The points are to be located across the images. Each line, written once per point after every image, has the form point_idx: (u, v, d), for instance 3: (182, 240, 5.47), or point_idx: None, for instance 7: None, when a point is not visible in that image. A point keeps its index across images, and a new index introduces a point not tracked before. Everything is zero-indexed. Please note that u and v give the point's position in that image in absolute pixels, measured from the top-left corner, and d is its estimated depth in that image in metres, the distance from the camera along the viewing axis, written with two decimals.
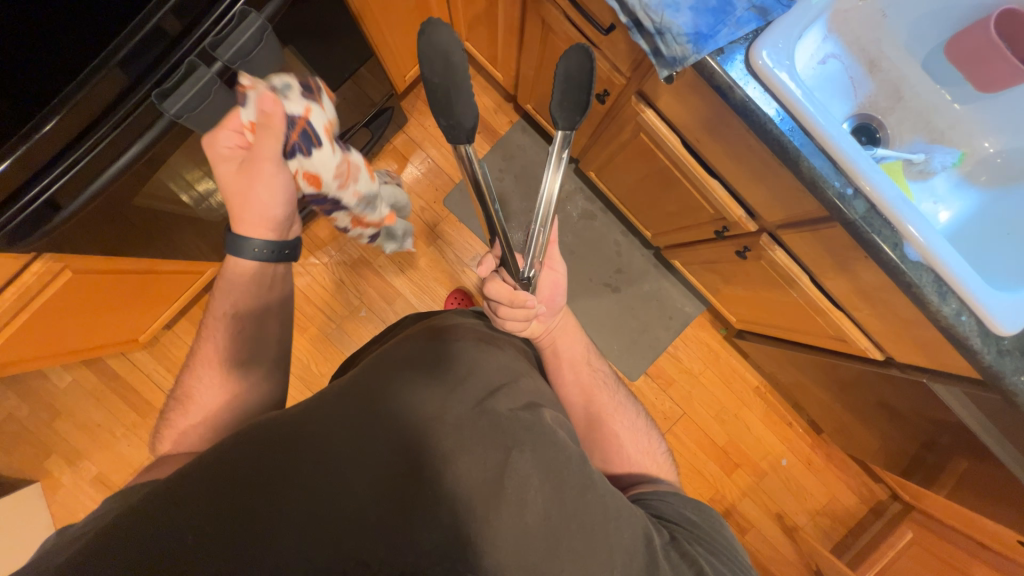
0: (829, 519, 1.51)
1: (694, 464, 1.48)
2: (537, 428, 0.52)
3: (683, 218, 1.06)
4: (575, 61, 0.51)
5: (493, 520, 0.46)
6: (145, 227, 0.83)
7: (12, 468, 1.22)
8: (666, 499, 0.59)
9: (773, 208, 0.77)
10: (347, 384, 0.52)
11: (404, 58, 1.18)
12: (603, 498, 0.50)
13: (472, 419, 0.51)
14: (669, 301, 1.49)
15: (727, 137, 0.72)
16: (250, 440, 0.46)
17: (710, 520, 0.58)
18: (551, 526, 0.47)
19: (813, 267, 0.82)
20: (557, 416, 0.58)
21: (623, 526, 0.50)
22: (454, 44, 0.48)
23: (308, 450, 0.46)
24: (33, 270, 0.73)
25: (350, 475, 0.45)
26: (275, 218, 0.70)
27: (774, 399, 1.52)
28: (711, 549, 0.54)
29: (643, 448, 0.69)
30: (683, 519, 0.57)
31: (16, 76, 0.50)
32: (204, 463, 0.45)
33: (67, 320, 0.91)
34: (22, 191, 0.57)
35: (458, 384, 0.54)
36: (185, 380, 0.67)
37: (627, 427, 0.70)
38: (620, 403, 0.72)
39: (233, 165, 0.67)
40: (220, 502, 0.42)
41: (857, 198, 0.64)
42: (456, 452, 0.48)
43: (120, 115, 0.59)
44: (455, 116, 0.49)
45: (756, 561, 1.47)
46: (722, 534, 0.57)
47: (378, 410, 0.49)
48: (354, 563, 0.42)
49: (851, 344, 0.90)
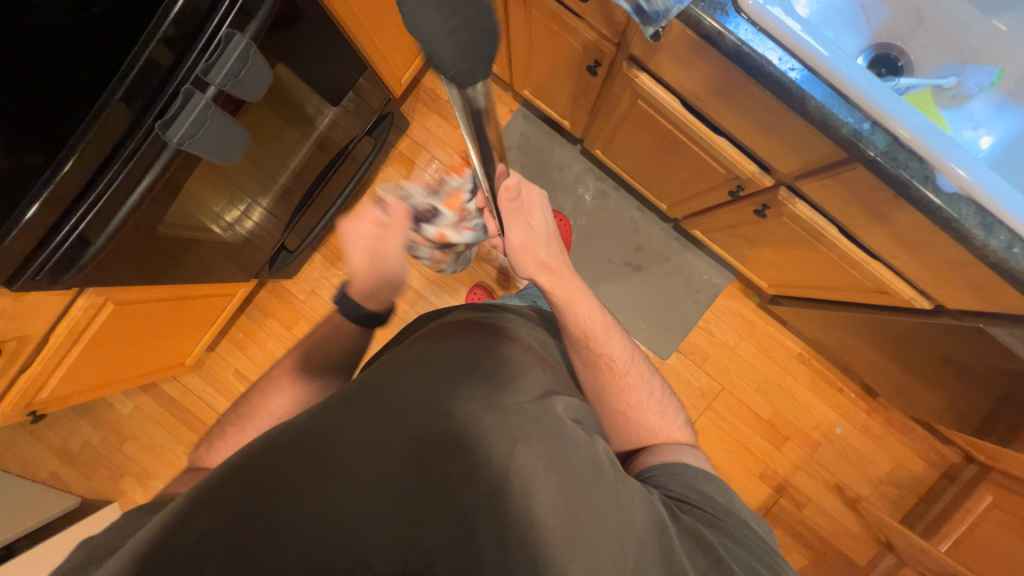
0: (895, 487, 1.41)
1: (740, 440, 1.42)
2: (544, 419, 0.52)
3: (696, 183, 1.01)
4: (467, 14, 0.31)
5: (501, 516, 0.45)
6: (177, 257, 0.89)
7: (92, 490, 1.33)
8: (676, 475, 0.57)
9: (786, 158, 0.73)
10: (352, 389, 0.53)
11: (397, 62, 1.19)
12: (614, 486, 0.49)
13: (481, 411, 0.51)
14: (694, 274, 1.43)
15: (727, 88, 0.68)
16: (268, 445, 0.48)
17: (718, 491, 0.56)
18: (560, 519, 0.46)
19: (840, 217, 0.76)
20: (568, 401, 0.58)
21: (635, 513, 0.48)
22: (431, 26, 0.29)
23: (320, 459, 0.47)
24: (79, 305, 0.79)
25: (359, 474, 0.46)
26: (382, 298, 0.73)
27: (821, 364, 1.43)
28: (724, 528, 0.52)
29: (656, 423, 0.66)
30: (696, 497, 0.55)
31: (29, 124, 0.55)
32: (229, 469, 0.46)
33: (117, 350, 0.98)
34: (54, 231, 0.62)
35: (465, 375, 0.55)
36: (238, 412, 0.69)
37: (638, 404, 0.67)
38: (635, 380, 0.68)
39: (374, 250, 0.70)
40: (242, 506, 0.44)
41: (876, 132, 0.59)
42: (465, 443, 0.48)
43: (128, 151, 0.62)
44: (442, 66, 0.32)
45: (819, 536, 1.40)
46: (735, 507, 0.55)
47: (383, 414, 0.50)
48: (356, 565, 0.43)
49: (895, 295, 0.83)
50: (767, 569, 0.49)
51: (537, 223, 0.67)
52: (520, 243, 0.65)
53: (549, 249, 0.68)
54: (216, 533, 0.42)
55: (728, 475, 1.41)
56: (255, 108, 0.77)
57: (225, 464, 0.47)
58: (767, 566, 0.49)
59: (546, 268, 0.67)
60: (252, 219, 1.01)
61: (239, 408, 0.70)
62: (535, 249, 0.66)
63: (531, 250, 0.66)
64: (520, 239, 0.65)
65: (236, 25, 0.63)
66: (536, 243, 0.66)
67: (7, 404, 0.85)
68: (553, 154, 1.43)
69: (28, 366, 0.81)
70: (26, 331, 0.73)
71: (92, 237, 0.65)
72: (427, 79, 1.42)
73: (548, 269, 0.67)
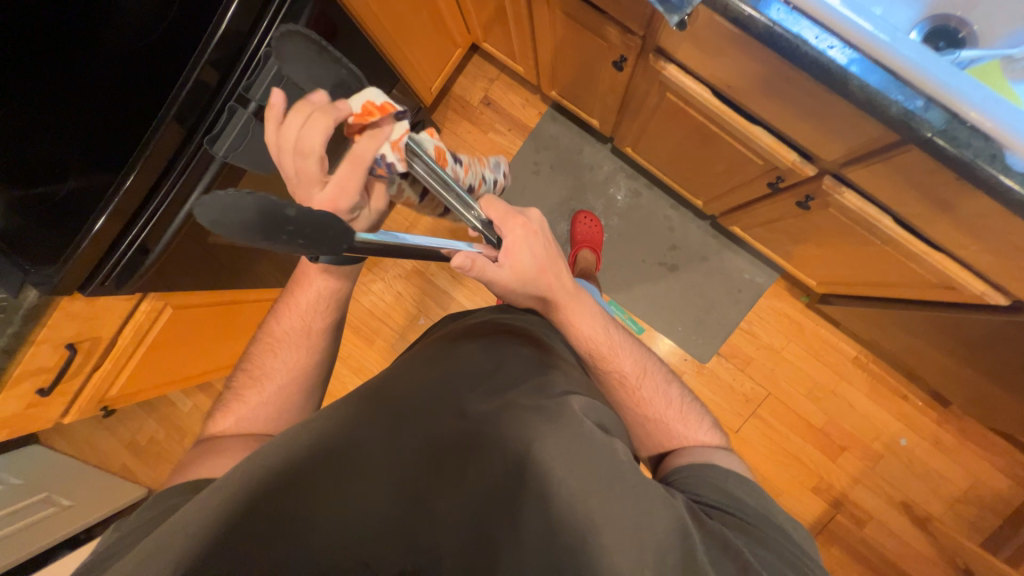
0: (973, 506, 1.27)
1: (790, 449, 1.33)
2: (559, 420, 0.51)
3: (732, 176, 0.97)
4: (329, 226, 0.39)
5: (513, 520, 0.45)
6: (227, 265, 0.94)
7: (157, 482, 1.44)
8: (703, 477, 0.54)
9: (830, 144, 0.68)
10: (369, 392, 0.55)
11: (428, 72, 1.23)
12: (632, 490, 0.47)
13: (496, 413, 0.52)
14: (735, 273, 1.37)
15: (762, 73, 0.64)
16: (294, 445, 0.48)
17: (753, 493, 0.53)
18: (576, 521, 0.45)
19: (895, 206, 0.70)
20: (588, 401, 0.56)
21: (655, 517, 0.46)
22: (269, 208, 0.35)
23: (334, 460, 0.47)
24: (142, 308, 0.86)
25: (378, 471, 0.47)
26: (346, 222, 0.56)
27: (881, 369, 1.32)
28: (755, 535, 0.48)
29: (681, 434, 0.61)
30: (725, 501, 0.52)
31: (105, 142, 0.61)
32: (244, 468, 0.46)
33: (176, 351, 1.05)
34: (118, 243, 0.68)
35: (483, 377, 0.56)
36: (240, 376, 0.64)
37: (659, 417, 0.63)
38: (650, 395, 0.63)
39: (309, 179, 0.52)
40: (260, 502, 0.43)
41: (931, 109, 0.54)
42: (483, 441, 0.49)
43: (180, 165, 0.66)
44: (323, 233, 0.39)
45: (883, 557, 1.28)
46: (768, 510, 0.51)
47: (400, 416, 0.51)
48: (354, 564, 0.41)
49: (963, 290, 0.75)
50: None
51: (519, 263, 0.60)
52: (502, 285, 0.62)
53: (539, 281, 0.63)
54: (222, 532, 0.41)
55: (778, 487, 1.32)
56: None
57: (243, 464, 0.47)
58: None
59: (538, 299, 0.65)
60: None
61: (239, 371, 0.65)
62: (520, 289, 0.63)
63: (516, 288, 0.63)
64: (500, 284, 0.61)
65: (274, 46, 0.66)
66: (522, 281, 0.62)
67: (82, 400, 0.94)
68: (583, 154, 1.41)
69: (99, 365, 0.89)
70: (97, 332, 0.81)
71: (151, 245, 0.71)
72: (457, 86, 1.45)
73: (541, 299, 0.65)
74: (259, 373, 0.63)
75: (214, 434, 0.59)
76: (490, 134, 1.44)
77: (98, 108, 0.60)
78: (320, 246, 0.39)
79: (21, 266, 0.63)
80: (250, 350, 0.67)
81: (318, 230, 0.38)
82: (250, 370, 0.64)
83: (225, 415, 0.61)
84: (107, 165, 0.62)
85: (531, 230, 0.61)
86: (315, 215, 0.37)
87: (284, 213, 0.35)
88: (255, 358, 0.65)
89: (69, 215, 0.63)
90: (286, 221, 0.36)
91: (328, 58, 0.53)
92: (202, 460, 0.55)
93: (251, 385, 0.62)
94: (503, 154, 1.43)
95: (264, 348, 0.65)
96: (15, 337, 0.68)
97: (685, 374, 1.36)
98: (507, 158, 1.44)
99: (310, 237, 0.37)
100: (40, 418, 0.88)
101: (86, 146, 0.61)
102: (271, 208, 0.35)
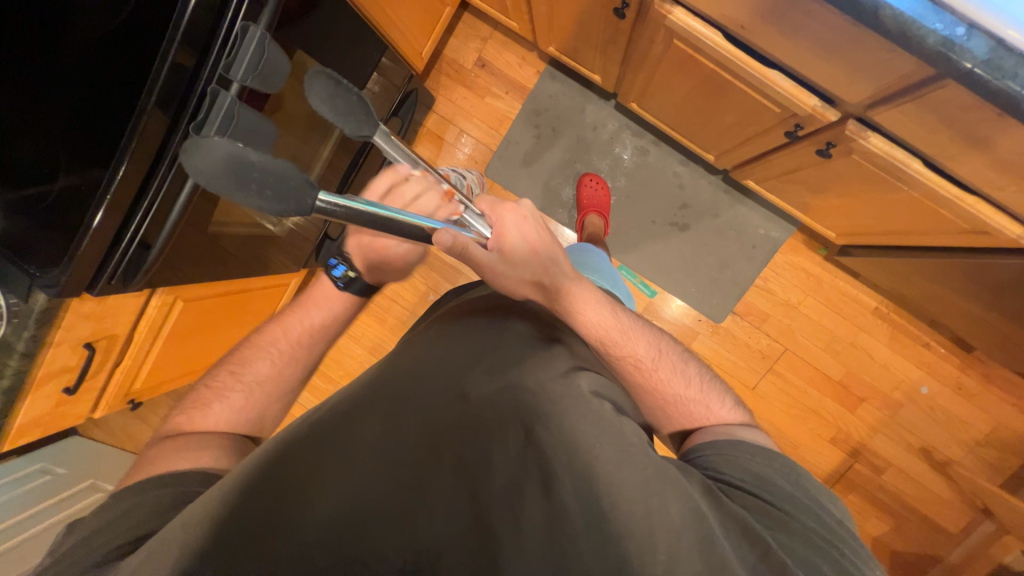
0: (994, 449, 1.27)
1: (808, 403, 1.32)
2: (567, 402, 0.51)
3: (748, 126, 0.91)
4: (293, 175, 0.41)
5: (519, 506, 0.45)
6: (234, 253, 0.90)
7: None
8: (726, 456, 0.53)
9: (854, 86, 0.63)
10: (375, 376, 0.56)
11: (417, 36, 1.16)
12: (642, 473, 0.46)
13: (499, 394, 0.52)
14: (749, 229, 1.32)
15: (780, 7, 0.58)
16: (303, 434, 0.48)
17: (784, 474, 0.51)
18: (583, 506, 0.45)
19: (927, 148, 0.65)
20: (594, 376, 0.56)
21: (667, 501, 0.44)
22: (231, 146, 0.39)
23: (341, 445, 0.48)
24: (152, 303, 0.86)
25: (383, 459, 0.47)
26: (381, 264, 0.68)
27: (902, 319, 1.29)
28: (778, 519, 0.47)
29: (701, 414, 0.59)
30: (746, 479, 0.50)
31: (96, 138, 0.59)
32: (241, 466, 0.45)
33: (193, 342, 1.06)
34: (118, 239, 0.65)
35: (482, 362, 0.56)
36: (218, 375, 0.63)
37: (678, 399, 0.60)
38: (667, 376, 0.61)
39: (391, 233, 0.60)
40: (266, 490, 0.43)
41: (975, 37, 0.48)
42: (486, 426, 0.49)
43: (168, 159, 0.61)
44: (296, 192, 0.42)
45: (900, 500, 1.30)
46: (802, 492, 0.50)
47: (404, 399, 0.52)
48: (353, 563, 0.40)
49: (998, 235, 0.71)
50: (831, 568, 0.43)
51: (508, 244, 0.59)
52: (491, 268, 0.59)
53: (532, 263, 0.60)
54: (217, 532, 0.40)
55: (796, 440, 1.33)
56: (284, 102, 0.71)
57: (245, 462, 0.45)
58: (831, 564, 0.44)
59: (536, 283, 0.62)
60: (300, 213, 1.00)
61: (217, 370, 0.63)
62: (513, 272, 0.60)
63: (507, 271, 0.59)
64: (489, 267, 0.59)
65: (249, 18, 0.58)
66: (513, 263, 0.59)
67: (109, 395, 0.95)
68: (585, 113, 1.34)
69: (120, 361, 0.91)
70: (112, 330, 0.81)
71: (151, 242, 0.66)
72: (449, 49, 1.37)
73: (539, 283, 0.62)
74: (250, 375, 0.63)
75: (174, 430, 0.56)
76: (487, 98, 1.38)
77: (87, 97, 0.58)
78: (288, 202, 0.41)
79: (31, 272, 0.63)
80: (237, 351, 0.67)
81: (281, 181, 0.40)
82: (232, 370, 0.63)
83: (194, 413, 0.58)
84: (97, 160, 0.59)
85: (521, 214, 0.60)
86: (280, 167, 0.40)
87: (250, 160, 0.39)
88: (241, 360, 0.64)
89: (65, 215, 0.61)
90: (254, 168, 0.39)
91: (343, 91, 0.49)
92: (207, 453, 0.53)
93: (235, 386, 0.62)
94: (502, 119, 1.37)
95: (256, 352, 0.65)
96: (33, 340, 0.68)
97: (699, 334, 1.34)
98: (507, 123, 1.37)
99: (275, 188, 0.40)
100: (72, 415, 0.91)
101: (78, 140, 0.59)
102: (239, 155, 0.39)
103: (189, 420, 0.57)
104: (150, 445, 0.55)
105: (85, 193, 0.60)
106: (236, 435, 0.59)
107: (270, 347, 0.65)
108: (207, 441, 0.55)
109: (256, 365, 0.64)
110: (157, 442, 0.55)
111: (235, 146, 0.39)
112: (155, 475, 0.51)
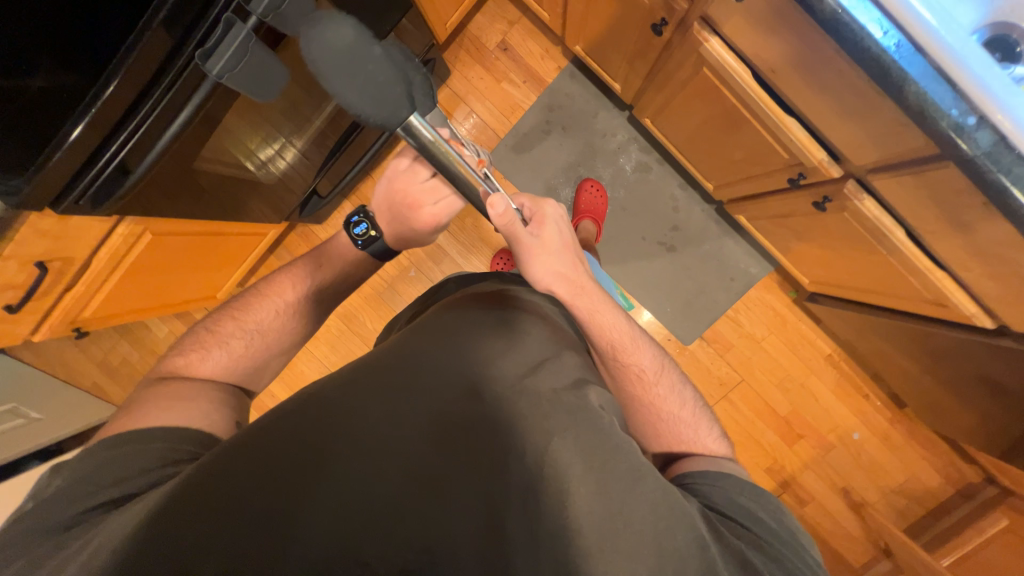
0: (905, 499, 1.39)
1: (752, 433, 1.40)
2: (583, 411, 0.52)
3: (752, 165, 0.94)
4: (401, 81, 0.40)
5: (531, 514, 0.45)
6: (210, 192, 0.85)
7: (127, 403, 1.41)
8: (719, 487, 0.55)
9: (863, 150, 0.66)
10: (384, 359, 0.53)
11: (445, 5, 1.12)
12: (654, 495, 0.47)
13: (515, 396, 0.51)
14: (730, 262, 1.37)
15: (812, 61, 0.60)
16: (301, 415, 0.48)
17: (769, 508, 0.54)
18: (594, 522, 0.45)
19: (912, 220, 0.70)
20: (602, 392, 0.57)
21: (673, 527, 0.46)
22: (354, 29, 0.37)
23: (345, 431, 0.46)
24: (119, 232, 0.79)
25: (394, 451, 0.45)
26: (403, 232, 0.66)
27: (850, 368, 1.38)
28: (768, 552, 0.49)
29: (690, 438, 0.62)
30: (737, 512, 0.53)
31: (89, 44, 0.53)
32: (225, 449, 0.44)
33: (155, 279, 1.00)
34: (96, 156, 0.59)
35: (502, 358, 0.54)
36: (220, 321, 0.62)
37: (673, 417, 0.63)
38: (666, 393, 0.64)
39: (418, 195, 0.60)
40: (272, 475, 0.43)
41: (981, 129, 0.52)
42: (503, 426, 0.48)
43: (168, 80, 0.57)
44: (393, 105, 0.41)
45: (815, 533, 1.40)
46: (786, 531, 0.52)
47: (419, 387, 0.50)
48: (355, 564, 0.39)
49: (954, 309, 0.77)
50: None
51: (546, 235, 0.63)
52: (527, 251, 0.62)
53: (564, 258, 0.64)
54: (217, 517, 0.40)
55: None
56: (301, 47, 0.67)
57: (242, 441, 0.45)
58: None
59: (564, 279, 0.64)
60: (285, 159, 0.94)
61: (220, 315, 0.63)
62: (546, 260, 0.63)
63: (541, 258, 0.63)
64: (525, 251, 0.62)
65: None
66: (547, 253, 0.63)
67: (53, 319, 0.89)
68: (597, 118, 1.34)
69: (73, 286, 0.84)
70: (70, 252, 0.75)
71: (132, 167, 0.62)
72: (474, 25, 1.33)
73: (566, 279, 0.64)
74: (254, 324, 0.63)
75: (171, 373, 0.56)
76: (503, 84, 1.35)
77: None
78: (381, 109, 0.40)
79: None
80: (238, 299, 0.66)
81: (385, 87, 0.40)
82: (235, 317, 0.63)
83: (192, 354, 0.58)
84: (83, 68, 0.54)
85: (559, 214, 0.65)
86: (393, 74, 0.40)
87: (371, 51, 0.38)
88: (246, 308, 0.64)
89: (39, 120, 0.55)
90: (371, 59, 0.38)
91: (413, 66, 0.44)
92: (169, 401, 0.51)
93: (235, 332, 0.61)
94: (514, 108, 1.35)
95: (261, 301, 0.65)
96: None
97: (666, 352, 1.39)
98: (519, 113, 1.36)
99: (378, 91, 0.39)
100: (8, 335, 0.84)
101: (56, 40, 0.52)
102: (364, 39, 0.38)
103: (185, 365, 0.56)
104: (144, 382, 0.55)
105: (65, 101, 0.55)
106: (231, 387, 0.58)
107: (277, 300, 0.65)
108: (187, 391, 0.53)
109: (261, 316, 0.64)
110: (151, 382, 0.54)
111: (361, 32, 0.38)
112: (117, 429, 0.48)
